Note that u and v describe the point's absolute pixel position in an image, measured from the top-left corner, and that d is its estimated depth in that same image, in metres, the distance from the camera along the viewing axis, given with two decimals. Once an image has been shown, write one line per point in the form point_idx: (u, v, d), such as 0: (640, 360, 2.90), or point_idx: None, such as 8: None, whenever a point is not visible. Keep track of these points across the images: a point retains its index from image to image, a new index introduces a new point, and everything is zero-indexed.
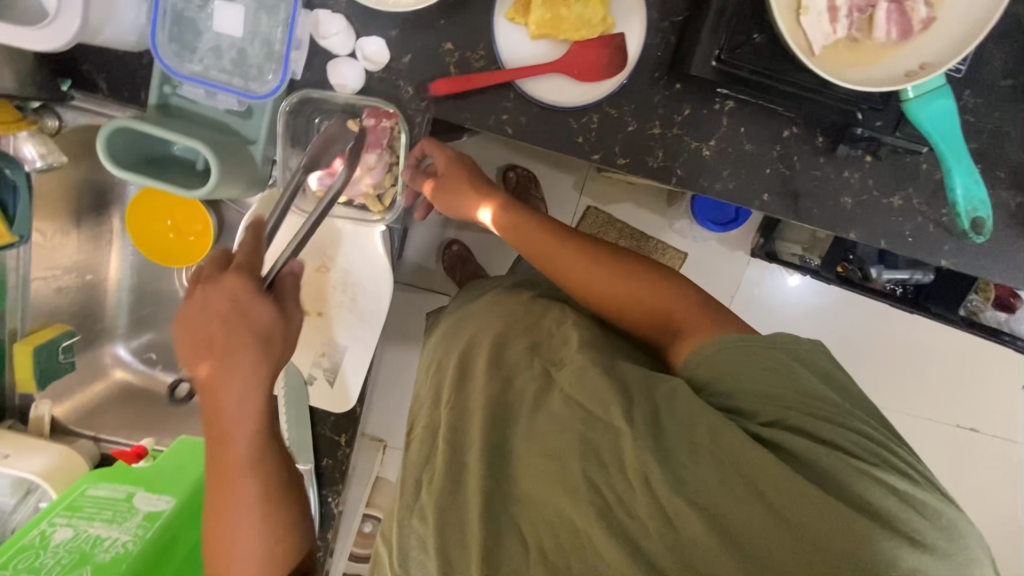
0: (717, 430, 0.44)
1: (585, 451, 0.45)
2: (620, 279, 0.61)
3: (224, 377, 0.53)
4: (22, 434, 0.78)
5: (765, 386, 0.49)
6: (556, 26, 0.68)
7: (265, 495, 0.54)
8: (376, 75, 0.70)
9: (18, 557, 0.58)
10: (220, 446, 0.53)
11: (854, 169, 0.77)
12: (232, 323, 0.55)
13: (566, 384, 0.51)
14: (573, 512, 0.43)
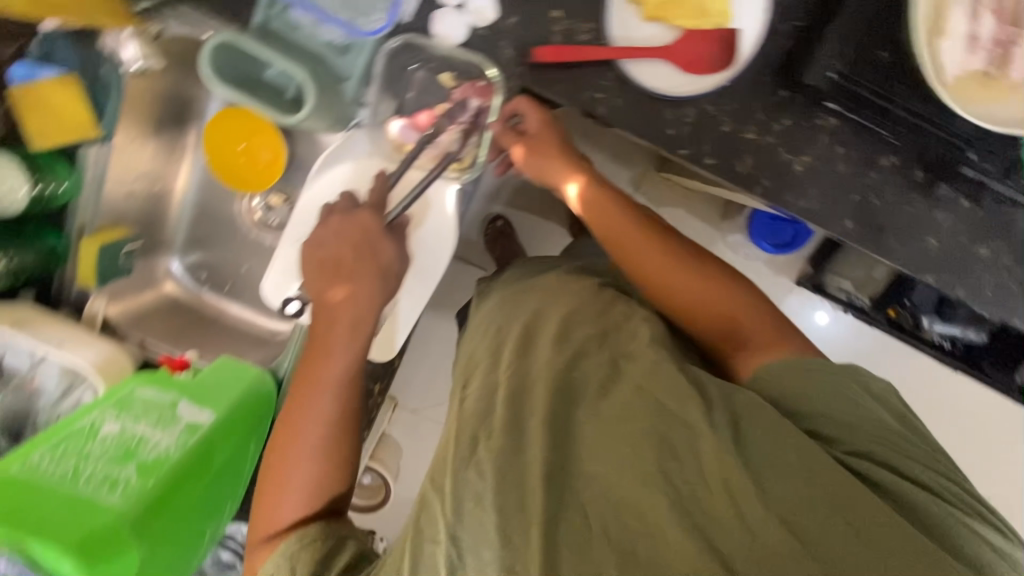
0: (801, 448, 0.46)
1: (654, 442, 0.47)
2: (700, 279, 0.59)
3: (347, 294, 0.68)
4: (78, 325, 0.81)
5: (850, 414, 0.48)
6: (672, 10, 0.66)
7: (338, 412, 0.61)
8: (479, 30, 0.68)
9: (67, 440, 0.58)
10: (319, 357, 0.64)
11: (947, 212, 0.74)
12: (361, 253, 0.70)
13: (636, 375, 0.54)
14: (648, 500, 0.44)
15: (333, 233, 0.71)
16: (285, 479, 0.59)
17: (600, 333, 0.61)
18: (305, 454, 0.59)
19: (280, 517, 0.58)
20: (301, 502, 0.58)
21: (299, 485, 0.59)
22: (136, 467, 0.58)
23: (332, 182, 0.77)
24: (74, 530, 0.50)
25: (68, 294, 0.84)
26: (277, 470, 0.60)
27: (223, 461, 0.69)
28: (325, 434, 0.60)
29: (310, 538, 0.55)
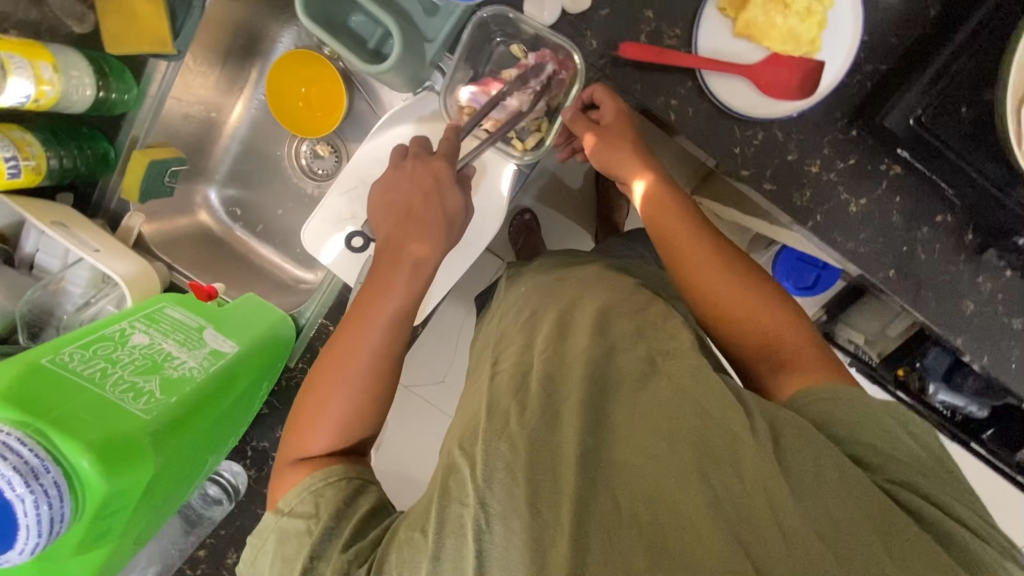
0: (842, 468, 0.47)
1: (693, 443, 0.49)
2: (752, 295, 0.59)
3: (408, 238, 0.65)
4: (112, 236, 0.81)
5: (892, 445, 0.49)
6: (763, 31, 0.66)
7: (369, 367, 0.61)
8: (569, 16, 0.68)
9: (99, 341, 0.58)
10: (361, 303, 0.63)
11: (989, 278, 0.74)
12: (431, 197, 0.67)
13: (673, 378, 0.54)
14: (684, 496, 0.46)
15: (406, 174, 0.69)
16: (321, 409, 0.60)
17: (644, 327, 0.61)
18: (344, 390, 0.60)
19: (309, 445, 0.60)
20: (327, 446, 0.59)
21: (335, 416, 0.60)
22: (160, 381, 0.58)
23: (394, 139, 0.78)
24: (100, 427, 0.49)
25: (108, 204, 0.84)
26: (315, 399, 0.61)
27: (240, 390, 0.69)
28: (364, 371, 0.61)
29: (335, 476, 0.57)
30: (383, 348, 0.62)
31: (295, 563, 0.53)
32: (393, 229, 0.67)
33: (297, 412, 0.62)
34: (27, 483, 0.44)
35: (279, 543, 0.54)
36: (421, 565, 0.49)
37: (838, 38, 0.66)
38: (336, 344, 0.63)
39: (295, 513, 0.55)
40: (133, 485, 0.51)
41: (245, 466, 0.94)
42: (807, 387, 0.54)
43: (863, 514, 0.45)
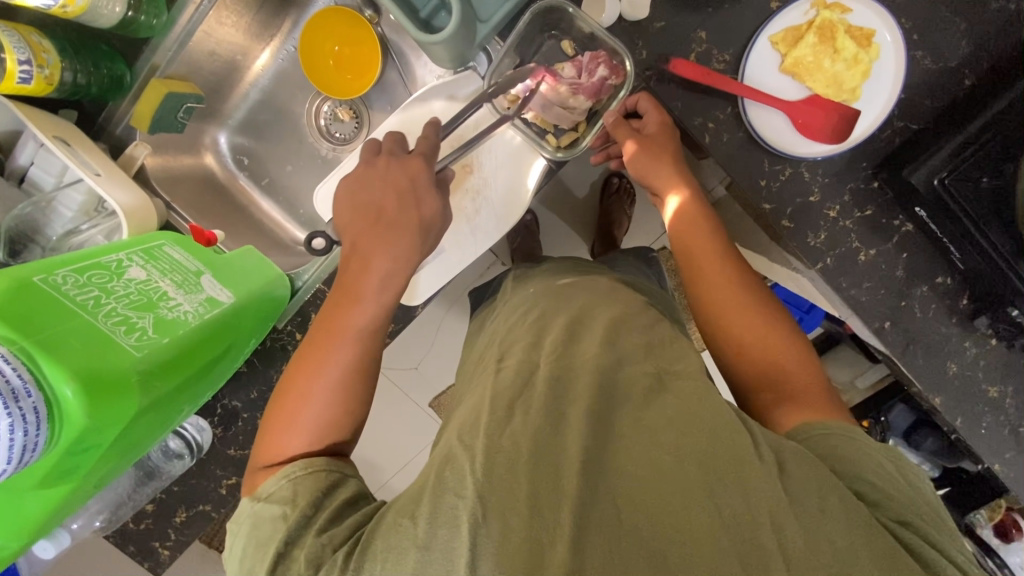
0: (846, 502, 0.48)
1: (698, 461, 0.49)
2: (761, 321, 0.61)
3: (376, 247, 0.63)
4: (113, 162, 0.76)
5: (894, 485, 0.50)
6: (808, 71, 0.68)
7: (367, 339, 0.61)
8: (625, 22, 0.68)
9: (95, 268, 0.54)
10: (366, 280, 0.62)
11: (975, 344, 0.77)
12: (405, 203, 0.65)
13: (682, 394, 0.55)
14: (687, 513, 0.47)
15: (377, 178, 0.67)
16: (299, 397, 0.59)
17: (654, 347, 0.61)
18: (321, 382, 0.58)
19: (302, 412, 0.58)
20: (314, 419, 0.58)
21: (310, 415, 0.58)
22: (155, 319, 0.55)
23: (427, 116, 0.76)
24: (90, 358, 0.46)
25: (113, 129, 0.79)
26: (291, 391, 0.59)
27: (228, 342, 0.66)
28: (338, 373, 0.59)
29: (316, 466, 0.55)
30: (356, 355, 0.60)
31: (269, 547, 0.50)
32: (360, 235, 0.64)
33: (274, 402, 0.60)
34: (6, 405, 0.40)
35: (254, 528, 0.52)
36: (407, 556, 0.46)
37: (878, 90, 0.68)
38: (335, 311, 0.61)
39: (272, 499, 0.53)
40: (113, 423, 0.48)
41: (212, 423, 0.90)
42: (805, 422, 0.55)
43: (865, 546, 0.46)
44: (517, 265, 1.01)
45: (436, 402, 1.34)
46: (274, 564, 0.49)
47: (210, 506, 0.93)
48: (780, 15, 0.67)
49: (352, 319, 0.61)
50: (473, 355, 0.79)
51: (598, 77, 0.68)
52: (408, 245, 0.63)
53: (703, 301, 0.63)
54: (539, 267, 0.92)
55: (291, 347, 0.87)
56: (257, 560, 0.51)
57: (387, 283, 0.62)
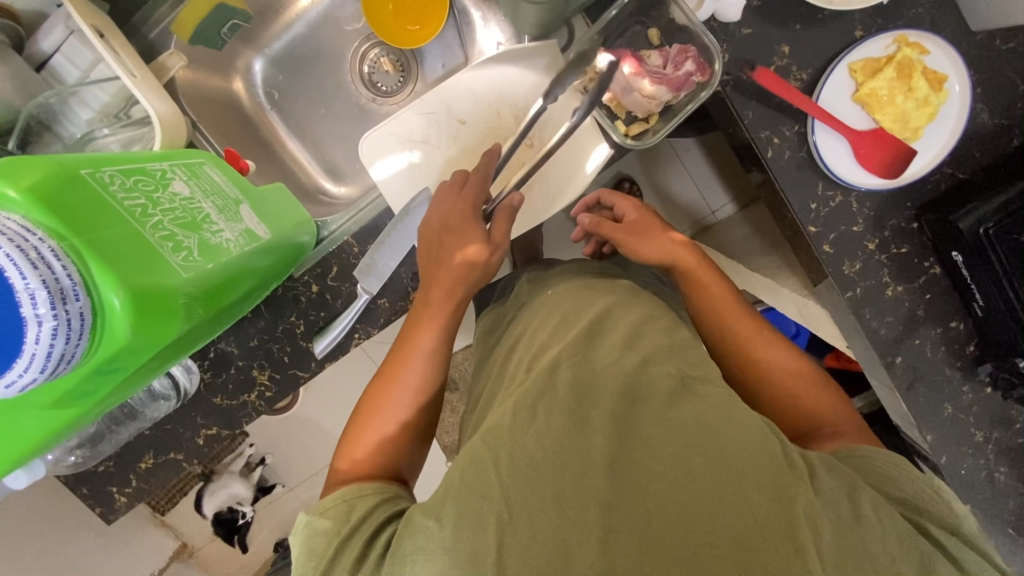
0: (877, 506, 0.49)
1: (731, 464, 0.47)
2: (786, 359, 0.67)
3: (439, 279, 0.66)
4: (145, 65, 0.69)
5: (913, 488, 0.53)
6: (880, 104, 0.70)
7: (430, 359, 0.63)
8: (716, 22, 0.68)
9: (141, 174, 0.49)
10: (432, 308, 0.65)
11: (972, 389, 0.82)
12: (456, 236, 0.66)
13: (706, 399, 0.53)
14: (722, 516, 0.44)
15: (441, 216, 0.68)
16: (382, 411, 0.61)
17: (680, 353, 0.60)
18: (396, 405, 0.62)
19: (372, 431, 0.60)
20: (382, 439, 0.60)
21: (382, 434, 0.60)
22: (200, 241, 0.50)
23: (495, 81, 0.74)
24: (144, 271, 0.41)
25: (146, 32, 0.73)
26: (365, 413, 0.62)
27: (255, 277, 0.61)
28: (409, 397, 0.62)
29: (370, 490, 0.55)
30: (422, 380, 0.63)
31: (321, 558, 0.50)
32: (426, 271, 0.67)
33: (349, 426, 0.63)
34: (53, 304, 0.35)
35: (307, 539, 0.52)
36: (436, 556, 0.45)
37: (938, 133, 0.71)
38: (405, 338, 0.65)
39: (326, 513, 0.53)
40: (154, 346, 0.43)
41: (201, 368, 0.84)
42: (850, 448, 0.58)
43: (898, 548, 0.46)
44: (530, 265, 0.97)
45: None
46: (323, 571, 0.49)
47: (182, 455, 0.87)
48: (862, 44, 0.69)
49: (420, 343, 0.63)
50: (499, 346, 0.76)
51: (685, 71, 0.66)
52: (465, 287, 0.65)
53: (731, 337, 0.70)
54: (556, 268, 0.86)
55: (303, 298, 0.81)
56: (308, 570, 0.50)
57: (446, 313, 0.64)
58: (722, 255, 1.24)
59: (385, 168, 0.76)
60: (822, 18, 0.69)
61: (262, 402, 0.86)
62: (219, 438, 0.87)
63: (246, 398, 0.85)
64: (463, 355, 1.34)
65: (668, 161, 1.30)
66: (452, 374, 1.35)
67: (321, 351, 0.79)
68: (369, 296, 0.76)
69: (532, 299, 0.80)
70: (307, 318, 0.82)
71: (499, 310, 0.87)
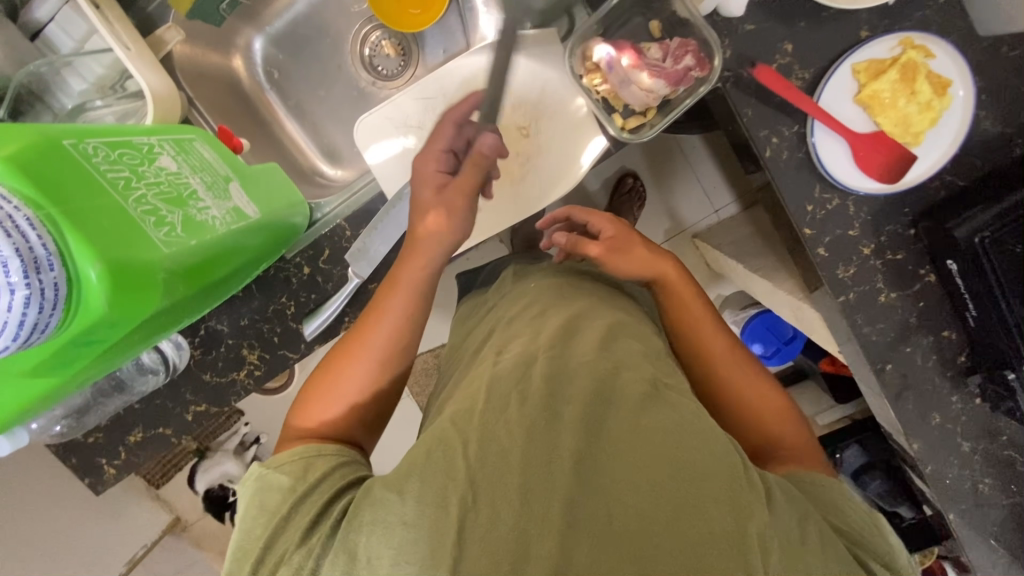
0: (824, 537, 0.49)
1: (693, 477, 0.48)
2: (754, 380, 0.66)
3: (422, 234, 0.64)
4: (142, 39, 0.68)
5: (856, 520, 0.53)
6: (882, 105, 0.68)
7: (405, 317, 0.63)
8: (719, 16, 0.67)
9: (126, 147, 0.48)
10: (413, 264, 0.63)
11: (961, 400, 0.81)
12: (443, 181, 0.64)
13: (675, 406, 0.53)
14: (677, 523, 0.46)
15: (428, 180, 0.64)
16: (351, 365, 0.62)
17: (651, 358, 0.61)
18: (365, 367, 0.61)
19: (339, 384, 0.61)
20: (347, 396, 0.61)
21: (350, 390, 0.61)
22: (184, 218, 0.50)
23: (493, 67, 0.73)
24: (122, 246, 0.41)
25: (144, 6, 0.72)
26: (333, 371, 0.62)
27: (244, 256, 0.61)
28: (378, 359, 0.62)
29: (329, 450, 0.56)
30: (394, 338, 0.62)
31: (274, 514, 0.50)
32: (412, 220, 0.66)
33: (312, 381, 0.63)
34: (27, 273, 0.35)
35: (260, 492, 0.52)
36: (393, 530, 0.46)
37: (939, 139, 0.69)
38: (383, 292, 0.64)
39: (282, 469, 0.54)
40: (131, 320, 0.43)
41: (192, 345, 0.84)
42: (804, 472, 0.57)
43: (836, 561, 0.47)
44: (519, 253, 0.97)
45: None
46: (275, 529, 0.50)
47: (171, 430, 0.88)
48: (867, 45, 0.67)
49: (396, 302, 0.63)
50: (478, 332, 0.76)
51: (684, 65, 0.65)
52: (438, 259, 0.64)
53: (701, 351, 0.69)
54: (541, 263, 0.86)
55: (295, 278, 0.81)
56: (259, 527, 0.50)
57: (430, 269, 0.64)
58: (720, 254, 1.23)
59: (380, 152, 0.75)
60: (827, 16, 0.68)
61: (251, 381, 0.86)
62: (208, 414, 0.88)
63: (235, 376, 0.86)
64: None
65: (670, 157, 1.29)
66: None
67: (310, 332, 0.80)
68: (360, 281, 0.78)
69: (509, 292, 0.80)
70: (297, 299, 0.82)
71: (478, 299, 0.89)
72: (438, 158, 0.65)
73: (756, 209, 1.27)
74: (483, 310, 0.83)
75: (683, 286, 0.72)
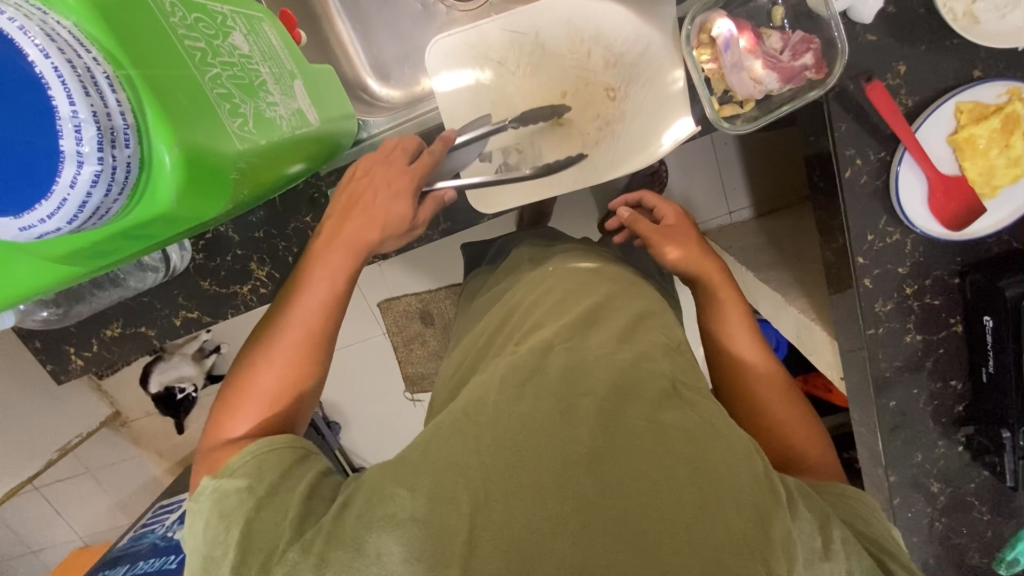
0: (846, 538, 0.45)
1: (713, 475, 0.41)
2: (779, 379, 0.62)
3: (364, 210, 0.59)
4: None
5: (873, 525, 0.48)
6: (972, 152, 0.67)
7: (333, 296, 0.57)
8: (846, 18, 0.63)
9: (202, 14, 0.41)
10: (353, 228, 0.58)
11: (946, 444, 0.84)
12: (397, 172, 0.61)
13: (697, 408, 0.47)
14: (701, 528, 0.39)
15: (375, 165, 0.61)
16: (272, 355, 0.54)
17: (673, 356, 0.54)
18: (286, 351, 0.54)
19: (258, 380, 0.53)
20: (266, 392, 0.53)
21: (271, 383, 0.53)
22: (255, 111, 0.43)
23: (594, 16, 0.67)
24: (199, 129, 0.35)
25: None
26: (254, 364, 0.54)
27: (298, 168, 0.54)
28: (307, 338, 0.55)
29: (279, 444, 0.49)
30: (320, 314, 0.56)
31: (233, 520, 0.43)
32: (341, 208, 0.61)
33: (231, 384, 0.54)
34: (101, 145, 0.29)
35: (219, 501, 0.45)
36: (403, 525, 0.40)
37: (1013, 197, 0.69)
38: (310, 267, 0.57)
39: (237, 474, 0.46)
40: (190, 221, 0.37)
41: (195, 248, 0.77)
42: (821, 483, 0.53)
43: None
44: (531, 230, 0.89)
45: (390, 305, 1.30)
46: (246, 536, 0.42)
47: (153, 332, 0.81)
48: (980, 85, 0.65)
49: (327, 282, 0.57)
50: (503, 301, 0.71)
51: (801, 63, 0.61)
52: (379, 238, 0.59)
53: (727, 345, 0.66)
54: (556, 245, 0.79)
55: (324, 200, 0.75)
56: (235, 525, 0.43)
57: (371, 237, 0.59)
58: (730, 258, 1.23)
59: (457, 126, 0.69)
60: (949, 46, 0.65)
61: (254, 298, 0.80)
62: (199, 323, 0.81)
63: (237, 290, 0.79)
64: (445, 292, 1.31)
65: (704, 150, 1.26)
66: (430, 309, 1.32)
67: None
68: None
69: (522, 279, 0.73)
70: (323, 223, 0.75)
71: (495, 266, 0.85)
72: (395, 150, 0.63)
73: (772, 221, 1.27)
74: (511, 270, 0.78)
75: (728, 293, 0.69)
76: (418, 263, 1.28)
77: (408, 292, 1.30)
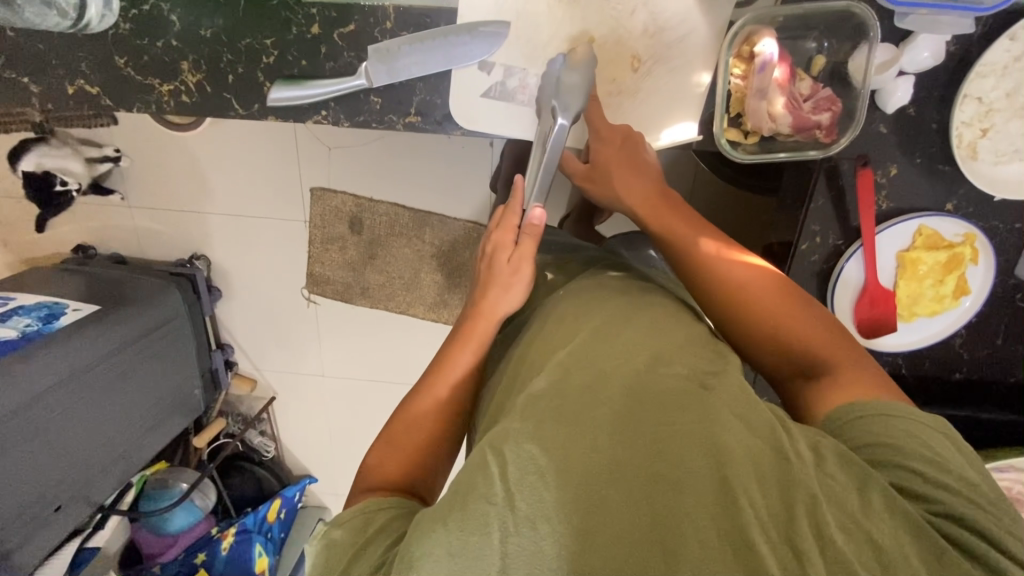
0: (887, 498, 0.40)
1: (723, 459, 0.40)
2: (769, 299, 0.55)
3: (498, 288, 0.60)
4: None
5: (916, 456, 0.43)
6: (909, 273, 0.70)
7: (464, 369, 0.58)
8: (873, 99, 0.63)
9: None
10: (490, 298, 0.60)
11: None
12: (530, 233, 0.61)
13: (725, 401, 0.45)
14: (725, 520, 0.38)
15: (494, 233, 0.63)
16: (409, 425, 0.54)
17: (694, 354, 0.50)
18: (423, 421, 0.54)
19: (393, 457, 0.52)
20: (403, 458, 0.52)
21: (406, 446, 0.53)
22: None
23: None
24: None
25: None
26: (385, 433, 0.55)
27: None
28: (440, 406, 0.56)
29: (388, 503, 0.47)
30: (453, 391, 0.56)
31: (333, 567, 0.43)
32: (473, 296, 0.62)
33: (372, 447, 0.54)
34: None
35: (325, 550, 0.45)
36: (439, 552, 0.39)
37: (923, 328, 0.73)
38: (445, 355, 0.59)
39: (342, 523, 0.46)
40: None
41: (123, 16, 0.65)
42: (841, 405, 0.49)
43: None
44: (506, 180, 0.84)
45: (324, 195, 1.20)
46: None
47: (34, 88, 0.67)
48: (946, 216, 0.68)
49: (462, 359, 0.58)
50: (559, 299, 0.64)
51: (817, 120, 0.61)
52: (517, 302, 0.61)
53: (704, 292, 0.60)
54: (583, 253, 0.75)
55: (294, 30, 0.65)
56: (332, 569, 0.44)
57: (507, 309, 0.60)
58: None
59: (429, 64, 0.63)
60: (942, 170, 0.66)
61: (172, 103, 0.68)
62: (93, 103, 0.68)
63: (155, 85, 0.67)
64: (385, 208, 1.22)
65: None
66: (363, 217, 1.23)
67: (273, 99, 0.64)
68: (367, 85, 0.64)
69: (572, 283, 0.67)
70: (284, 55, 0.65)
71: None
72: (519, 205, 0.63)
73: None
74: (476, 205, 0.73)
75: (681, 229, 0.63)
76: (370, 166, 1.18)
77: (347, 191, 1.21)
